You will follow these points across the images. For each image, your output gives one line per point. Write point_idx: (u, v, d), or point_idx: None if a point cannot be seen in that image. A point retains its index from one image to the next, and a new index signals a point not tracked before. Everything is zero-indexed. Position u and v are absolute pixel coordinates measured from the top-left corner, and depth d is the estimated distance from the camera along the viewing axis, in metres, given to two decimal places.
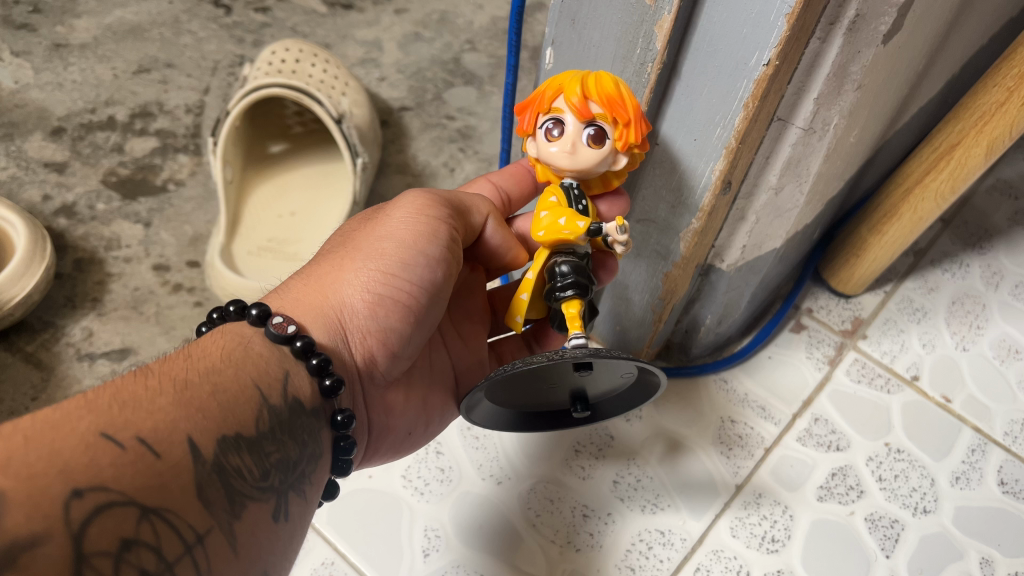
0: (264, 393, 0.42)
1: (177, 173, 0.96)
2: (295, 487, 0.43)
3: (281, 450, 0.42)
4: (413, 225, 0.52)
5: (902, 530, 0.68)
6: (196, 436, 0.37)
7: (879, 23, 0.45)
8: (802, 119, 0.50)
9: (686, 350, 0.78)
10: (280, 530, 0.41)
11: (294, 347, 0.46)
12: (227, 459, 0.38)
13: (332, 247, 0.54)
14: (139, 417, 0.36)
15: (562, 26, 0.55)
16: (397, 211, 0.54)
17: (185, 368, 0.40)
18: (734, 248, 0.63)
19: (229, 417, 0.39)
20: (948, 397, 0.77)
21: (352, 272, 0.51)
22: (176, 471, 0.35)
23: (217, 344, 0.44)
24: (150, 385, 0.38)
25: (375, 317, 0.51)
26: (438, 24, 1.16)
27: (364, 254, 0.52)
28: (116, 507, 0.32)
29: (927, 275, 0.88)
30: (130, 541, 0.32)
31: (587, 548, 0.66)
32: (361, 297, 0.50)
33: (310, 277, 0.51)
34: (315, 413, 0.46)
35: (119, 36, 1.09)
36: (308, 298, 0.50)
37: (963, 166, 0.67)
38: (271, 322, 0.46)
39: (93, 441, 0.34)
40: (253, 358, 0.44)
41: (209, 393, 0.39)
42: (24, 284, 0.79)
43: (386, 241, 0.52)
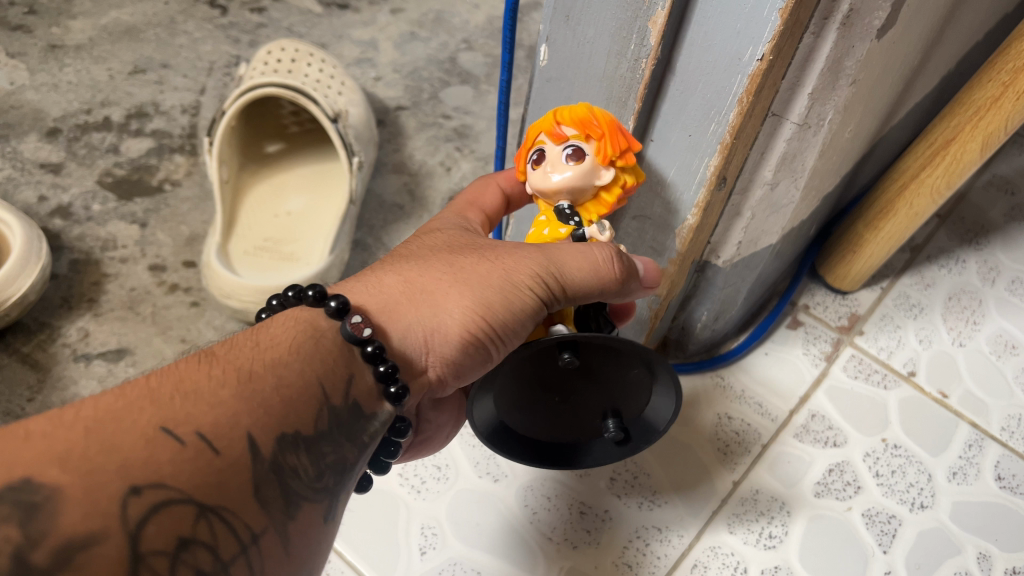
0: (327, 393, 0.42)
1: (173, 173, 0.96)
2: (345, 489, 0.43)
3: (337, 451, 0.42)
4: (522, 277, 0.47)
5: (899, 525, 0.68)
6: (256, 432, 0.38)
7: (872, 17, 0.46)
8: (797, 114, 0.50)
9: (682, 347, 0.78)
10: (329, 529, 0.42)
11: (365, 350, 0.44)
12: (284, 458, 0.39)
13: (454, 260, 0.50)
14: (200, 412, 0.37)
15: (556, 23, 0.54)
16: (529, 254, 0.48)
17: (250, 359, 0.41)
18: (730, 244, 0.63)
19: (290, 414, 0.40)
20: (945, 393, 0.77)
21: (449, 298, 0.48)
22: (235, 468, 0.37)
23: (287, 334, 0.43)
24: (212, 375, 0.39)
25: (460, 351, 0.48)
26: (434, 23, 1.16)
27: (467, 282, 0.48)
28: (174, 504, 0.34)
29: (923, 271, 0.88)
30: (186, 540, 0.34)
31: (584, 545, 0.66)
32: (455, 331, 0.48)
33: (409, 286, 0.48)
34: (372, 418, 0.44)
35: (115, 37, 1.09)
36: (402, 310, 0.47)
37: (958, 161, 0.67)
38: (349, 319, 0.44)
39: (154, 435, 0.35)
40: (321, 353, 0.43)
41: (273, 388, 0.40)
42: (21, 284, 0.79)
43: (502, 287, 0.48)
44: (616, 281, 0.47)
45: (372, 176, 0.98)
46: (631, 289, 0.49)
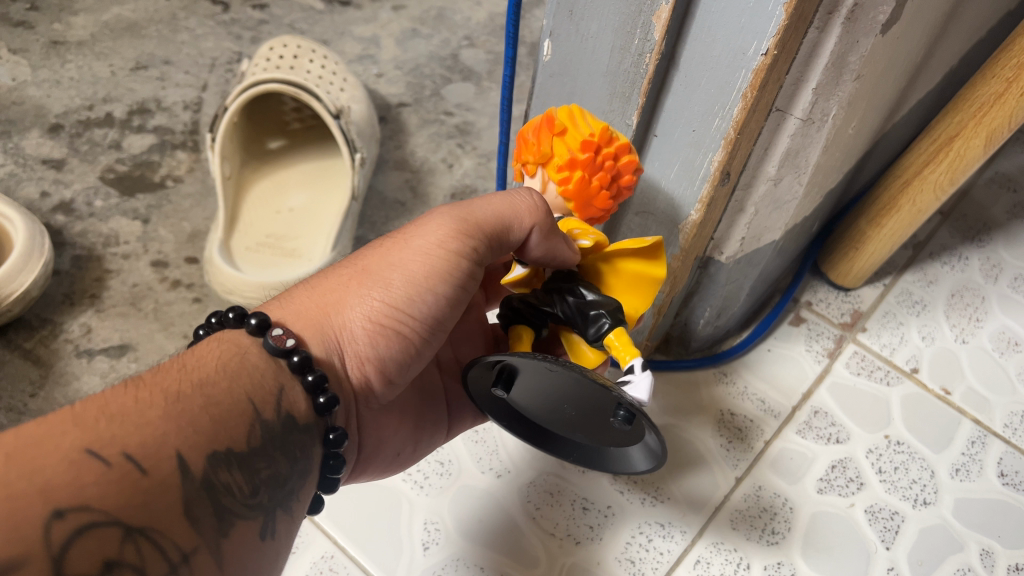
0: (258, 408, 0.42)
1: (175, 170, 0.96)
2: (283, 505, 0.42)
3: (271, 467, 0.42)
4: (424, 245, 0.50)
5: (901, 522, 0.68)
6: (186, 451, 0.37)
7: (877, 12, 0.45)
8: (801, 109, 0.50)
9: (685, 343, 0.78)
10: (266, 547, 0.41)
11: (291, 361, 0.44)
12: (216, 476, 0.38)
13: (345, 261, 0.51)
14: (127, 433, 0.35)
15: (560, 18, 0.54)
16: (426, 225, 0.51)
17: (177, 381, 0.40)
18: (733, 240, 0.63)
19: (220, 432, 0.39)
20: (948, 389, 0.77)
21: (352, 296, 0.49)
22: (162, 489, 0.35)
23: (214, 354, 0.43)
24: (139, 397, 0.38)
25: (375, 345, 0.49)
26: (436, 20, 1.16)
27: (365, 273, 0.50)
28: (99, 527, 0.32)
29: (926, 268, 0.88)
30: (113, 562, 0.32)
31: (587, 541, 0.66)
32: (365, 325, 0.49)
33: (315, 291, 0.49)
34: (307, 429, 0.45)
35: (117, 33, 1.09)
36: (310, 314, 0.48)
37: (962, 158, 0.67)
38: (271, 333, 0.45)
39: (79, 458, 0.34)
40: (248, 371, 0.43)
41: (201, 407, 0.39)
42: (23, 280, 0.78)
43: (397, 271, 0.49)
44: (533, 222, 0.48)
45: (374, 172, 0.98)
46: (554, 241, 0.47)
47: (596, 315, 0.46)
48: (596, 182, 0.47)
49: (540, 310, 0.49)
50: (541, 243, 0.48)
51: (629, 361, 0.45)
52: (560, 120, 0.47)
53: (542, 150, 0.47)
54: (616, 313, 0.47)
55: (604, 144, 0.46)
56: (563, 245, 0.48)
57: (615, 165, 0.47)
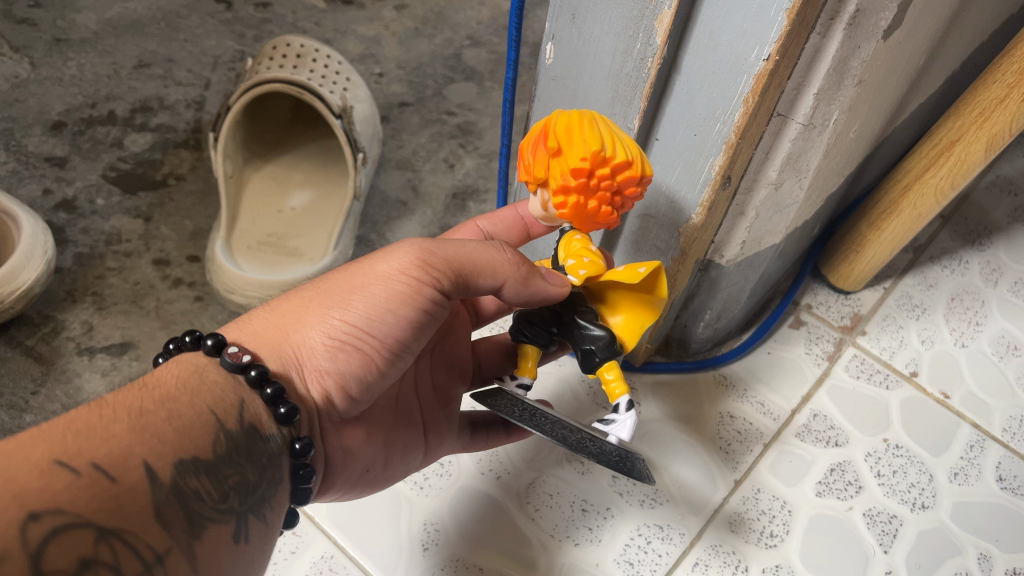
0: (220, 418, 0.42)
1: (177, 168, 0.96)
2: (255, 510, 0.43)
3: (239, 473, 0.42)
4: (391, 270, 0.49)
5: (900, 525, 0.68)
6: (152, 460, 0.37)
7: (879, 18, 0.46)
8: (802, 114, 0.50)
9: (685, 345, 0.78)
10: (241, 551, 0.41)
11: (249, 375, 0.45)
12: (185, 481, 0.38)
13: (312, 284, 0.52)
14: (93, 444, 0.36)
15: (562, 21, 0.55)
16: (394, 251, 0.50)
17: (140, 397, 0.40)
18: (734, 244, 0.63)
19: (185, 442, 0.39)
20: (947, 393, 0.77)
21: (310, 313, 0.49)
22: (133, 494, 0.36)
23: (172, 373, 0.44)
24: (104, 413, 0.38)
25: (333, 360, 0.49)
26: (438, 19, 1.16)
27: (326, 292, 0.50)
28: (73, 528, 0.32)
29: (926, 272, 0.88)
30: (88, 560, 0.32)
31: (586, 543, 0.66)
32: (321, 342, 0.49)
33: (274, 313, 0.50)
34: (269, 438, 0.45)
35: (120, 31, 1.09)
36: (269, 334, 0.49)
37: (963, 162, 0.67)
38: (227, 352, 0.46)
39: (48, 468, 0.34)
40: (208, 386, 0.44)
41: (164, 420, 0.39)
42: (25, 278, 0.79)
43: (357, 292, 0.49)
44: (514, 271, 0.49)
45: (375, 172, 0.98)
46: (533, 283, 0.48)
47: (585, 352, 0.48)
48: (591, 202, 0.47)
49: (543, 328, 0.50)
50: (518, 290, 0.49)
51: (616, 399, 0.48)
52: (554, 138, 0.46)
53: (540, 168, 0.47)
54: (611, 347, 0.48)
55: (598, 164, 0.45)
56: (547, 282, 0.49)
57: (611, 183, 0.46)
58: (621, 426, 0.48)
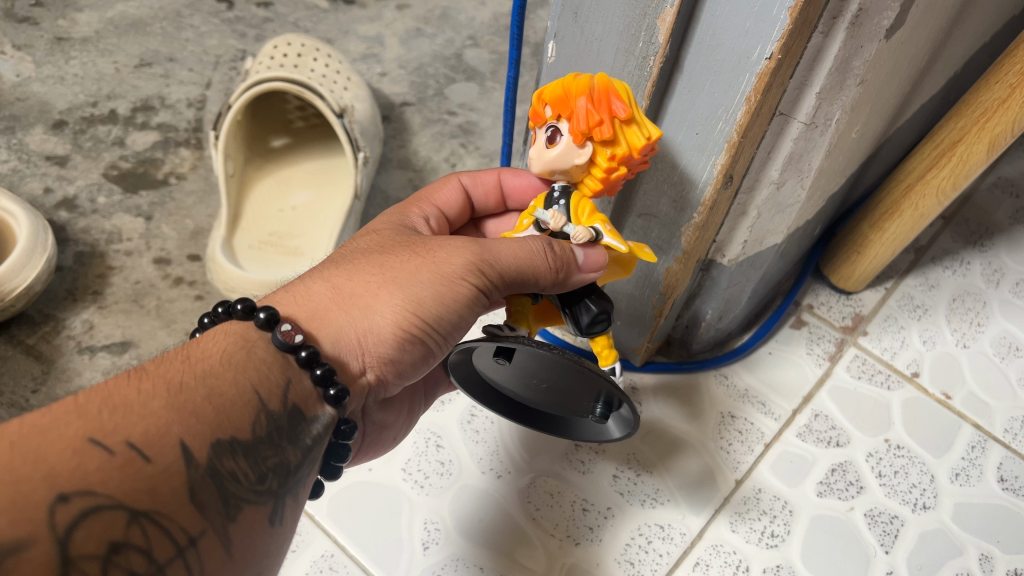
0: (263, 399, 0.42)
1: (178, 167, 0.96)
2: (291, 491, 0.43)
3: (278, 455, 0.42)
4: (456, 267, 0.49)
5: (901, 525, 0.68)
6: (189, 440, 0.37)
7: (882, 17, 0.45)
8: (804, 114, 0.50)
9: (686, 345, 0.78)
10: (275, 533, 0.41)
11: (299, 357, 0.43)
12: (222, 463, 0.38)
13: (370, 265, 0.50)
14: (130, 422, 0.36)
15: (565, 20, 0.54)
16: (457, 248, 0.49)
17: (182, 371, 0.40)
18: (735, 244, 0.63)
19: (225, 421, 0.39)
20: (948, 394, 0.77)
21: (380, 300, 0.48)
22: (168, 475, 0.36)
23: (218, 346, 0.43)
24: (142, 388, 0.38)
25: (397, 351, 0.49)
26: (440, 20, 1.16)
27: (394, 281, 0.49)
28: (105, 511, 0.33)
29: (927, 273, 0.88)
30: (119, 544, 0.33)
31: (586, 542, 0.66)
32: (390, 332, 0.48)
33: (337, 291, 0.48)
34: (313, 420, 0.44)
35: (121, 30, 1.09)
36: (333, 315, 0.47)
37: (964, 163, 0.67)
38: (278, 328, 0.44)
39: (81, 447, 0.34)
40: (253, 363, 0.42)
41: (205, 398, 0.39)
42: (26, 275, 0.79)
43: (427, 286, 0.49)
44: (551, 271, 0.47)
45: (377, 171, 0.98)
46: (568, 279, 0.48)
47: (593, 320, 0.50)
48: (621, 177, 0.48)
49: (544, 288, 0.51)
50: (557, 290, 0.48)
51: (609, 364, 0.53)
52: (626, 102, 0.45)
53: (606, 127, 0.45)
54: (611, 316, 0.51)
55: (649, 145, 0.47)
56: (581, 269, 0.48)
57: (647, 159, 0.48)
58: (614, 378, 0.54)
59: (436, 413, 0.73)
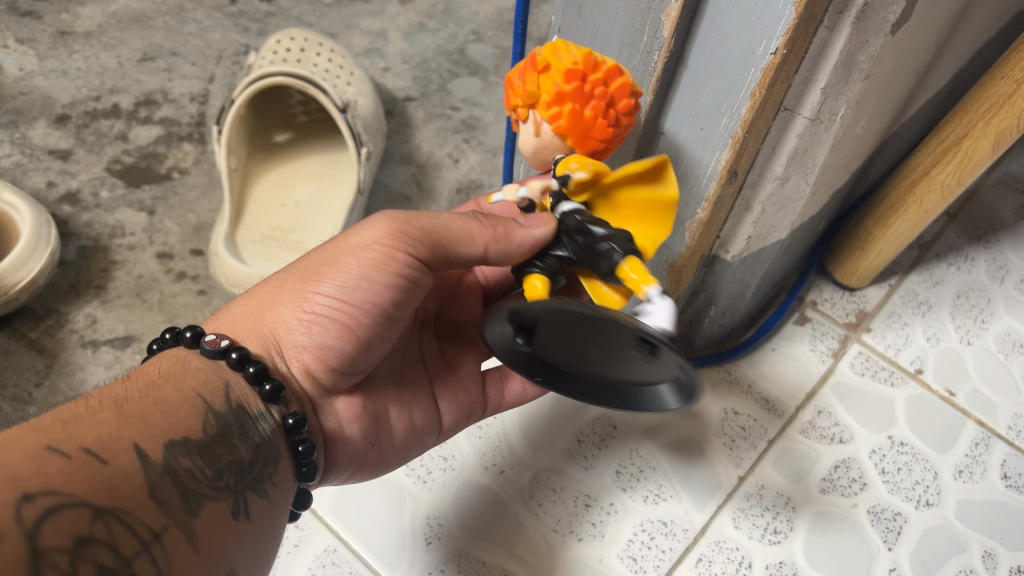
0: (208, 401, 0.43)
1: (181, 161, 0.96)
2: (253, 487, 0.43)
3: (232, 452, 0.42)
4: (358, 242, 0.48)
5: (904, 522, 0.68)
6: (143, 442, 0.37)
7: (888, 12, 0.45)
8: (809, 109, 0.50)
9: (689, 341, 0.78)
10: (242, 528, 0.41)
11: (229, 359, 0.46)
12: (177, 461, 0.38)
13: (290, 265, 0.53)
14: (81, 430, 0.36)
15: (569, 14, 0.55)
16: (369, 222, 0.49)
17: (124, 387, 0.41)
18: (740, 239, 0.62)
19: (174, 423, 0.39)
20: (952, 391, 0.77)
21: (286, 292, 0.50)
22: (126, 475, 0.35)
23: (156, 366, 0.44)
24: (90, 403, 0.38)
25: (311, 335, 0.49)
26: (443, 14, 1.15)
27: (301, 273, 0.50)
28: (68, 508, 0.32)
29: (932, 269, 0.87)
30: (86, 538, 0.32)
31: (589, 538, 0.66)
32: (296, 317, 0.49)
33: (253, 299, 0.51)
34: (259, 418, 0.45)
35: (124, 24, 1.09)
36: (248, 319, 0.50)
37: (970, 159, 0.66)
38: (205, 340, 0.47)
39: (40, 454, 0.33)
40: (191, 373, 0.44)
41: (150, 405, 0.40)
42: (29, 269, 0.79)
43: (331, 264, 0.49)
44: (487, 230, 0.48)
45: (380, 166, 0.98)
46: (511, 233, 0.47)
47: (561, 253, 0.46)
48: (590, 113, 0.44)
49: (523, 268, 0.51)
50: (501, 250, 0.47)
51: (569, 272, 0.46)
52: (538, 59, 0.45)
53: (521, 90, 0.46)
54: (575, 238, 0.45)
55: (554, 67, 0.44)
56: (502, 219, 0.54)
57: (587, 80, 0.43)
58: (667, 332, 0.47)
59: None
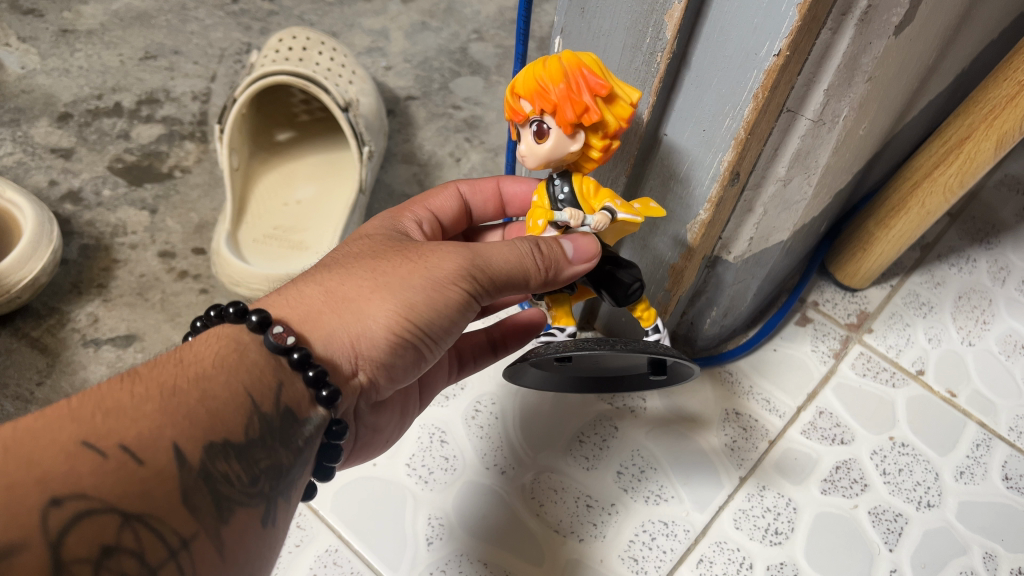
0: (256, 401, 0.41)
1: (183, 160, 0.96)
2: (285, 493, 0.42)
3: (270, 457, 0.41)
4: (443, 278, 0.48)
5: (906, 523, 0.68)
6: (182, 443, 0.37)
7: (890, 14, 0.45)
8: (812, 110, 0.50)
9: (691, 342, 0.78)
10: (267, 534, 0.41)
11: (291, 358, 0.44)
12: (214, 466, 0.38)
13: (361, 268, 0.50)
14: (123, 425, 0.35)
15: (572, 15, 0.55)
16: (449, 253, 0.49)
17: (175, 375, 0.39)
18: (742, 240, 0.62)
19: (217, 424, 0.39)
20: (953, 392, 0.77)
21: (371, 304, 0.48)
22: (159, 479, 0.35)
23: (211, 349, 0.43)
24: (136, 392, 0.37)
25: (391, 354, 0.49)
26: (445, 13, 1.15)
27: (386, 284, 0.48)
28: (97, 514, 0.32)
29: (933, 270, 0.87)
30: (110, 548, 0.32)
31: (590, 539, 0.66)
32: (383, 332, 0.48)
33: (331, 295, 0.48)
34: (305, 422, 0.44)
35: (126, 22, 1.09)
36: (325, 318, 0.47)
37: (972, 161, 0.66)
38: (271, 331, 0.44)
39: (75, 451, 0.34)
40: (245, 366, 0.42)
41: (197, 401, 0.39)
42: (32, 266, 0.79)
43: (419, 289, 0.48)
44: (540, 272, 0.48)
45: (382, 165, 0.98)
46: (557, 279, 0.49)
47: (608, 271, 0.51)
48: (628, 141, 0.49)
49: None
50: (547, 287, 0.49)
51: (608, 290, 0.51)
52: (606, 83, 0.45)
53: (586, 111, 0.45)
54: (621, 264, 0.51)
55: (620, 101, 0.46)
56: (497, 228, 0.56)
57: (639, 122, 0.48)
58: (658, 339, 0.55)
59: (441, 409, 0.73)
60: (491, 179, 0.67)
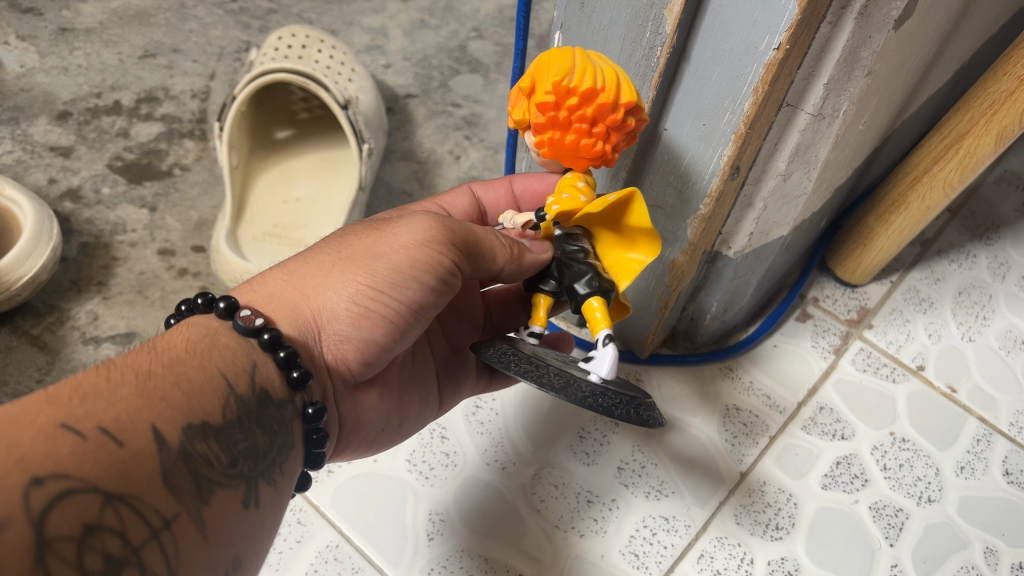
0: (231, 383, 0.42)
1: (183, 158, 0.96)
2: (266, 477, 0.43)
3: (249, 439, 0.42)
4: (410, 240, 0.50)
5: (906, 518, 0.68)
6: (161, 425, 0.37)
7: (891, 7, 0.45)
8: (812, 104, 0.50)
9: (691, 337, 0.78)
10: (251, 517, 0.41)
11: (261, 339, 0.45)
12: (194, 446, 0.38)
13: (327, 246, 0.51)
14: (100, 408, 0.35)
15: (571, 10, 0.55)
16: (412, 222, 0.51)
17: (149, 360, 0.40)
18: (741, 236, 0.62)
19: (195, 406, 0.39)
20: (953, 388, 0.77)
21: (333, 278, 0.49)
22: (139, 459, 0.35)
23: (183, 336, 0.43)
24: (111, 376, 0.38)
25: (357, 327, 0.49)
26: (444, 11, 1.15)
27: (349, 258, 0.50)
28: (78, 494, 0.32)
29: (933, 266, 0.87)
30: (93, 526, 0.32)
31: (591, 535, 0.66)
32: (345, 306, 0.49)
33: (293, 274, 0.50)
34: (282, 405, 0.45)
35: (126, 21, 1.09)
36: (289, 295, 0.49)
37: (972, 156, 0.66)
38: (239, 315, 0.46)
39: (53, 432, 0.33)
40: (218, 349, 0.43)
41: (173, 384, 0.39)
42: (32, 264, 0.79)
43: (381, 259, 0.49)
44: (506, 250, 0.51)
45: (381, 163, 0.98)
46: (525, 259, 0.51)
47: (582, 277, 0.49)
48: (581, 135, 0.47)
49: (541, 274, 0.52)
50: (514, 271, 0.52)
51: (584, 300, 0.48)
52: (527, 78, 0.47)
53: (518, 111, 0.49)
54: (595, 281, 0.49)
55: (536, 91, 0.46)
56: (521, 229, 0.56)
57: (582, 113, 0.46)
58: (600, 363, 0.45)
59: None
60: (502, 180, 0.66)
